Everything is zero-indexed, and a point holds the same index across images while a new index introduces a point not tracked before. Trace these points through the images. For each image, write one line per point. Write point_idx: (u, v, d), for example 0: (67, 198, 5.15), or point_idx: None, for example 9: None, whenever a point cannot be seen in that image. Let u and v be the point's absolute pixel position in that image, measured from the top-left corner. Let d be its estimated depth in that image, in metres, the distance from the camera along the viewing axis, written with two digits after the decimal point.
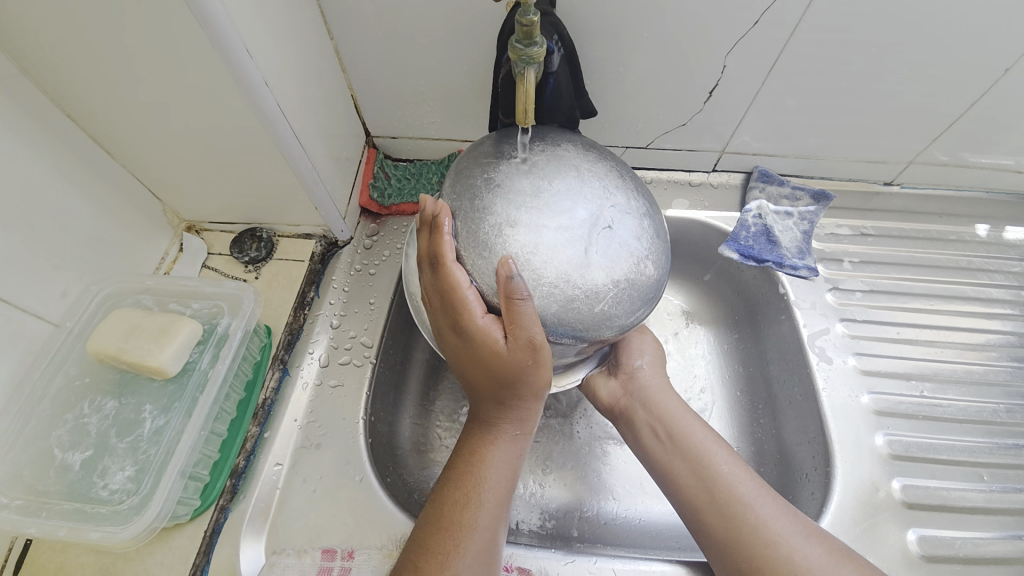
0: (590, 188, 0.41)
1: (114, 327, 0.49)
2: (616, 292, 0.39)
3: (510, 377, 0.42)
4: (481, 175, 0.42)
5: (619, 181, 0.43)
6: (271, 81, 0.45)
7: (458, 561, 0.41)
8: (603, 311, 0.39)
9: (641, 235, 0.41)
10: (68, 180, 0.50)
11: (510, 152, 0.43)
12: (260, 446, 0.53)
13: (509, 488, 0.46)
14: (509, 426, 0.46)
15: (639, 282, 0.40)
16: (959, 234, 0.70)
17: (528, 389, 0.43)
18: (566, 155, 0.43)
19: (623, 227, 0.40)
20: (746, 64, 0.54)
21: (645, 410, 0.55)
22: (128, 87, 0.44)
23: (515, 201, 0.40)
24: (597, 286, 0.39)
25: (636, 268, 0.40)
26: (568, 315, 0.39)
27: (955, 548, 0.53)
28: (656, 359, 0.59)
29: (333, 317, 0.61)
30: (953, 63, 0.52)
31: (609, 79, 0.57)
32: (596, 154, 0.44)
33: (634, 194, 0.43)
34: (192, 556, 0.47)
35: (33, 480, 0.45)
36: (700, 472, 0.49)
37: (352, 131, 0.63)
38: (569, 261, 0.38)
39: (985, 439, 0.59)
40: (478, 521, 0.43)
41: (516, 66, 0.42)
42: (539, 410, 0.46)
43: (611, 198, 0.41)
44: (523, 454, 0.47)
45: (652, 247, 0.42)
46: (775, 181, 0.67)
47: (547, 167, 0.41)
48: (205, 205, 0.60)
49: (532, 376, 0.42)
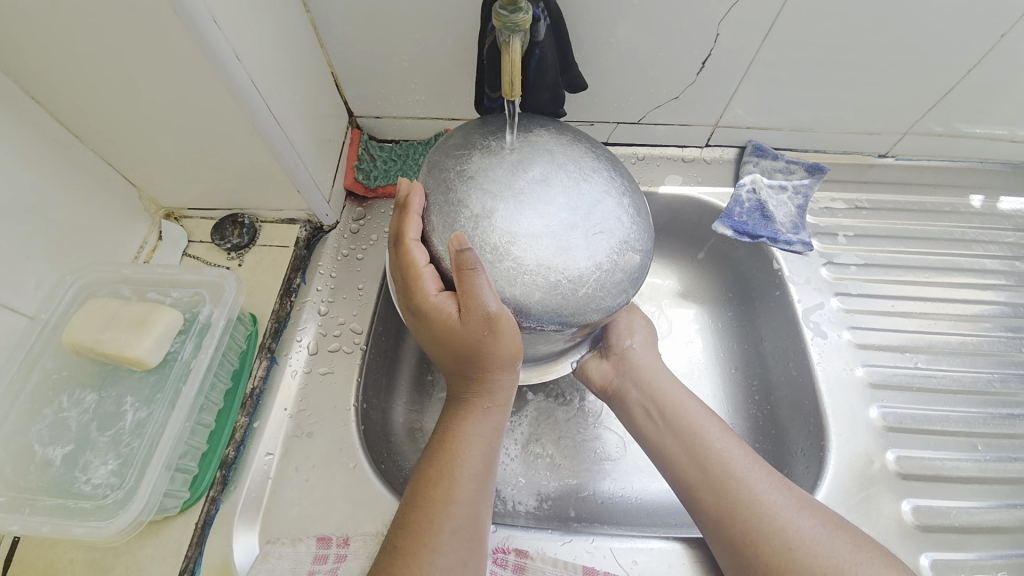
0: (567, 170, 0.40)
1: (89, 318, 0.48)
2: (599, 276, 0.38)
3: (474, 350, 0.41)
4: (454, 166, 0.41)
5: (596, 161, 0.42)
6: (242, 56, 0.43)
7: (434, 537, 0.41)
8: (588, 296, 0.38)
9: (622, 216, 0.40)
10: (34, 167, 0.47)
11: (483, 139, 0.42)
12: (250, 436, 0.52)
13: (487, 463, 0.45)
14: (480, 400, 0.45)
15: (620, 263, 0.39)
16: (954, 206, 0.69)
17: (494, 360, 0.42)
18: (540, 138, 0.41)
19: (601, 208, 0.39)
20: (741, 34, 0.52)
21: (638, 390, 0.54)
22: (87, 65, 0.41)
23: (490, 190, 0.38)
24: (580, 271, 0.38)
25: (618, 249, 0.39)
26: (553, 302, 0.38)
27: (949, 518, 0.54)
28: (646, 336, 0.58)
29: (321, 304, 0.60)
30: (953, 30, 0.51)
31: (598, 50, 0.55)
32: (571, 136, 0.43)
33: (612, 172, 0.42)
34: (183, 548, 0.47)
35: (15, 476, 0.44)
36: (693, 450, 0.49)
37: (333, 111, 0.61)
38: (549, 246, 0.37)
39: (978, 409, 0.59)
40: (454, 495, 0.43)
41: (502, 33, 0.40)
42: (511, 381, 0.45)
43: (588, 179, 0.40)
44: (500, 428, 0.46)
45: (634, 226, 0.41)
46: (769, 154, 0.66)
47: (521, 152, 0.40)
48: (183, 190, 0.58)
49: (496, 346, 0.40)
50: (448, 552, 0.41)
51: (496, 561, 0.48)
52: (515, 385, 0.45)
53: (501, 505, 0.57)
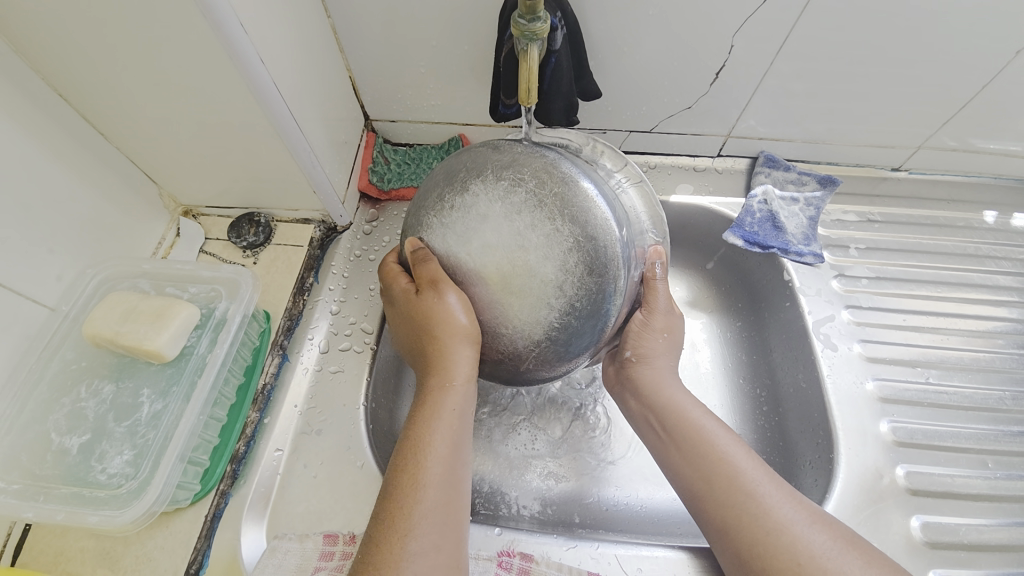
0: (497, 247, 0.40)
1: (110, 311, 0.49)
2: (536, 351, 0.42)
3: (428, 319, 0.44)
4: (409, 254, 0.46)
5: (533, 220, 0.40)
6: (267, 60, 0.44)
7: (405, 523, 0.39)
8: (529, 369, 0.44)
9: (561, 287, 0.40)
10: (61, 161, 0.49)
11: (426, 215, 0.44)
12: (260, 431, 0.53)
13: (452, 448, 0.43)
14: (438, 378, 0.45)
15: (557, 337, 0.41)
16: (967, 221, 0.69)
17: (448, 330, 0.43)
18: (474, 207, 0.41)
19: (534, 285, 0.40)
20: (756, 46, 0.53)
21: (636, 400, 0.53)
22: (117, 64, 0.43)
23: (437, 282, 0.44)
24: (518, 351, 0.43)
25: (555, 324, 0.41)
26: (503, 370, 0.45)
27: (959, 535, 0.53)
28: (667, 344, 0.52)
29: (333, 303, 0.61)
30: (969, 45, 0.51)
31: (613, 59, 0.55)
32: (507, 188, 0.41)
33: (551, 230, 0.39)
34: (192, 540, 0.47)
35: (31, 464, 0.44)
36: (695, 461, 0.47)
37: (350, 114, 0.62)
38: (489, 327, 0.43)
39: (990, 426, 0.58)
40: (424, 478, 0.41)
41: (520, 41, 0.41)
42: (466, 360, 0.44)
43: (519, 253, 0.39)
44: (462, 410, 0.45)
45: (576, 288, 0.40)
46: (782, 166, 0.66)
47: (455, 231, 0.42)
48: (202, 188, 0.59)
49: (444, 314, 0.42)
50: (422, 537, 0.39)
51: (501, 564, 0.48)
52: (475, 363, 0.44)
53: (504, 508, 0.57)
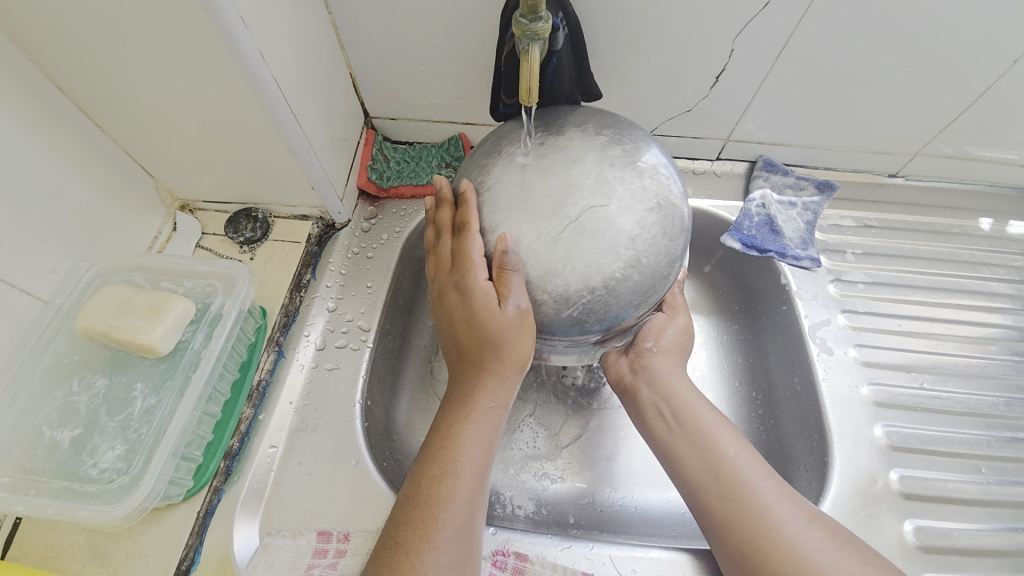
0: (581, 187, 0.39)
1: (104, 304, 0.48)
2: (588, 298, 0.40)
3: (496, 336, 0.42)
4: (476, 176, 0.44)
5: (623, 173, 0.41)
6: (267, 54, 0.44)
7: (436, 534, 0.40)
8: (578, 314, 0.41)
9: (632, 241, 0.40)
10: (57, 152, 0.48)
11: (512, 145, 0.43)
12: (254, 428, 0.52)
13: (484, 468, 0.43)
14: (483, 398, 0.44)
15: (618, 289, 0.40)
16: (963, 227, 0.70)
17: (511, 353, 0.42)
18: (569, 145, 0.41)
19: (609, 233, 0.39)
20: (754, 51, 0.53)
21: (651, 389, 0.52)
22: (114, 55, 0.42)
23: (500, 207, 0.41)
24: (574, 291, 0.40)
25: (615, 276, 0.40)
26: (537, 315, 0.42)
27: (952, 539, 0.53)
28: (676, 340, 0.55)
29: (329, 300, 0.60)
30: (966, 53, 0.51)
31: (614, 61, 0.55)
32: (604, 141, 0.42)
33: (638, 188, 0.41)
34: (184, 537, 0.47)
35: (22, 457, 0.44)
36: (704, 453, 0.47)
37: (350, 111, 0.61)
38: (540, 268, 0.40)
39: (984, 432, 0.59)
40: (454, 493, 0.41)
41: (521, 41, 0.40)
42: (516, 384, 0.44)
43: (604, 200, 0.39)
44: (500, 428, 0.45)
45: (645, 246, 0.40)
46: (780, 170, 0.67)
47: (542, 162, 0.41)
48: (200, 183, 0.58)
49: (514, 336, 0.41)
50: (450, 549, 0.40)
51: (495, 563, 0.47)
52: (517, 389, 0.45)
53: (500, 508, 0.57)
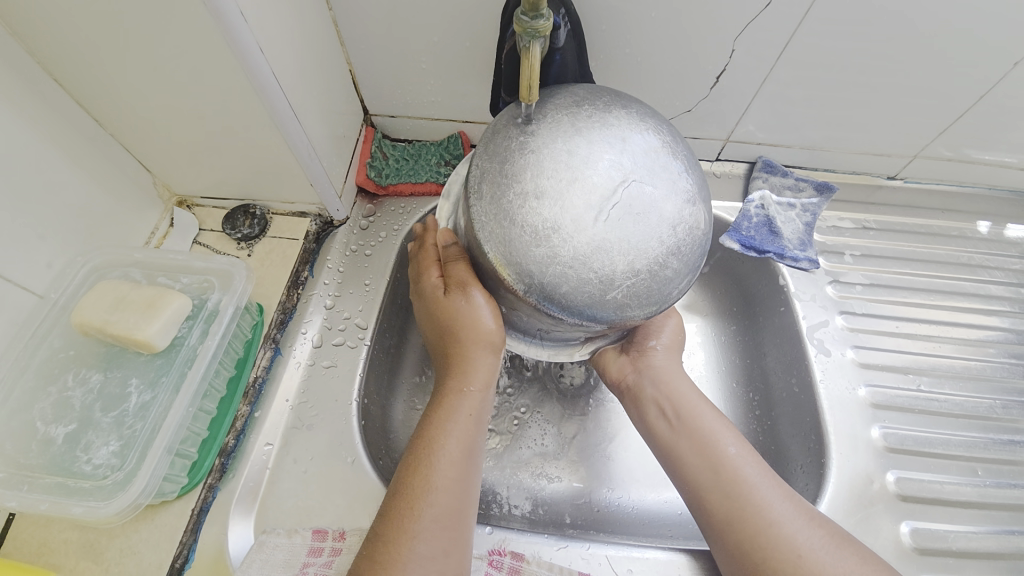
0: (629, 168, 0.38)
1: (99, 299, 0.48)
2: (633, 281, 0.37)
3: (454, 322, 0.45)
4: (516, 138, 0.40)
5: (669, 160, 0.40)
6: (266, 49, 0.44)
7: (414, 524, 0.40)
8: (621, 297, 0.37)
9: (675, 228, 0.38)
10: (54, 146, 0.48)
11: (558, 113, 0.41)
12: (250, 425, 0.52)
13: (465, 459, 0.43)
14: (453, 382, 0.46)
15: (660, 274, 0.38)
16: (961, 230, 0.70)
17: (472, 335, 0.45)
18: (617, 124, 0.40)
19: (654, 218, 0.38)
20: (755, 52, 0.53)
21: (655, 389, 0.52)
22: (111, 48, 0.42)
23: (547, 172, 0.38)
24: (621, 272, 0.37)
25: (658, 260, 0.38)
26: (578, 294, 0.37)
27: (949, 541, 0.53)
28: (673, 339, 0.55)
29: (327, 297, 0.60)
30: (967, 55, 0.51)
31: (615, 60, 0.55)
32: (648, 127, 0.41)
33: (681, 178, 0.40)
34: (178, 534, 0.47)
35: (15, 453, 0.44)
36: (705, 451, 0.47)
37: (349, 108, 0.61)
38: (587, 243, 0.37)
39: (980, 434, 0.59)
40: (434, 481, 0.42)
41: (521, 39, 0.40)
42: (487, 366, 0.46)
43: (651, 184, 0.38)
44: (476, 413, 0.45)
45: (688, 234, 0.39)
46: (779, 171, 0.67)
47: (592, 135, 0.39)
48: (198, 179, 0.58)
49: (471, 318, 0.44)
50: (429, 540, 0.40)
51: (492, 562, 0.47)
52: (494, 370, 0.46)
53: (496, 508, 0.57)
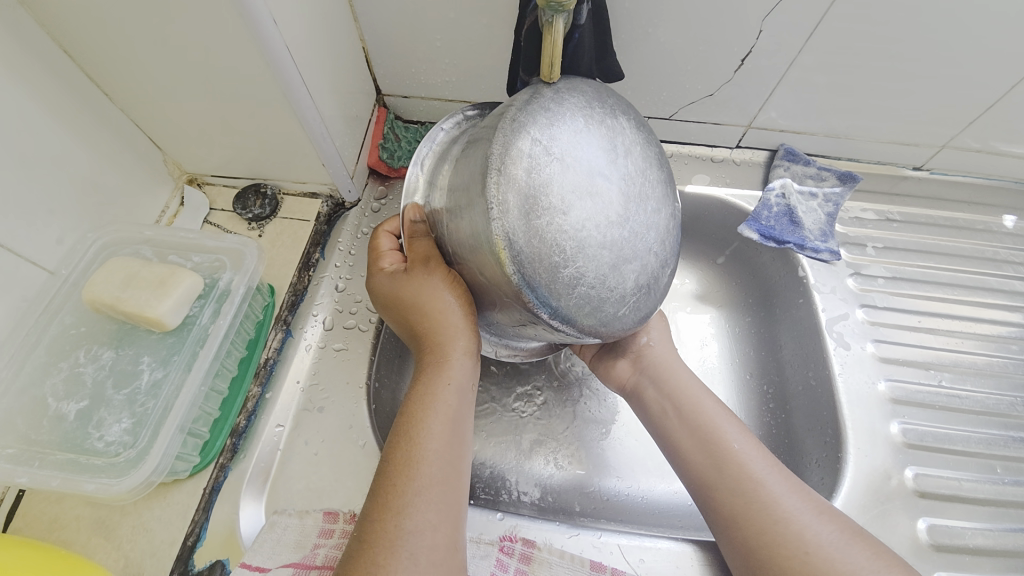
0: (631, 182, 0.41)
1: (110, 276, 0.47)
2: (637, 298, 0.40)
3: (416, 298, 0.45)
4: (539, 140, 0.37)
5: (657, 176, 0.44)
6: (280, 22, 0.42)
7: (399, 499, 0.39)
8: (625, 313, 0.40)
9: (664, 242, 0.43)
10: (62, 120, 0.47)
11: (575, 116, 0.40)
12: (261, 406, 0.52)
13: (447, 432, 0.43)
14: (427, 358, 0.46)
15: (653, 284, 0.42)
16: (986, 224, 0.68)
17: (435, 309, 0.44)
18: (621, 139, 0.42)
19: (650, 232, 0.42)
20: (783, 34, 0.51)
21: (656, 388, 0.51)
22: (119, 18, 0.41)
23: (569, 187, 0.37)
24: (625, 289, 0.40)
25: (654, 275, 0.42)
26: (597, 314, 0.38)
27: (965, 539, 0.53)
28: (662, 330, 0.55)
29: (339, 280, 0.59)
30: (1006, 41, 0.49)
31: (638, 41, 0.53)
32: (641, 141, 0.44)
33: (665, 193, 0.44)
34: (190, 512, 0.47)
35: (27, 428, 0.43)
36: (707, 446, 0.46)
37: (361, 87, 0.60)
38: (607, 264, 0.38)
39: (1000, 431, 0.58)
40: (418, 455, 0.41)
41: (545, 13, 0.38)
42: (457, 341, 0.45)
43: (647, 198, 0.42)
44: (453, 382, 0.45)
45: (669, 249, 0.44)
46: (801, 160, 0.65)
47: (604, 148, 0.40)
48: (208, 156, 0.57)
49: (432, 293, 0.44)
50: (418, 516, 0.39)
51: (503, 549, 0.46)
52: (466, 344, 0.45)
53: (505, 494, 0.57)
